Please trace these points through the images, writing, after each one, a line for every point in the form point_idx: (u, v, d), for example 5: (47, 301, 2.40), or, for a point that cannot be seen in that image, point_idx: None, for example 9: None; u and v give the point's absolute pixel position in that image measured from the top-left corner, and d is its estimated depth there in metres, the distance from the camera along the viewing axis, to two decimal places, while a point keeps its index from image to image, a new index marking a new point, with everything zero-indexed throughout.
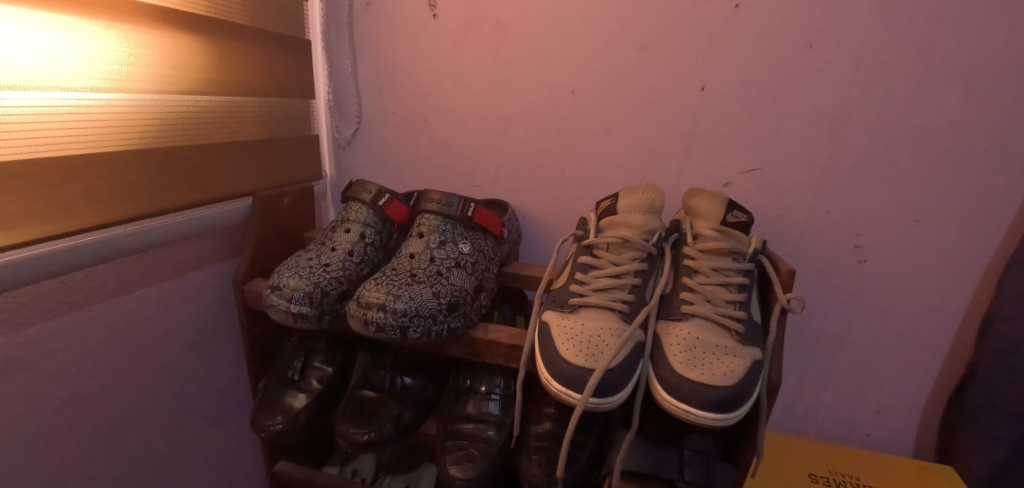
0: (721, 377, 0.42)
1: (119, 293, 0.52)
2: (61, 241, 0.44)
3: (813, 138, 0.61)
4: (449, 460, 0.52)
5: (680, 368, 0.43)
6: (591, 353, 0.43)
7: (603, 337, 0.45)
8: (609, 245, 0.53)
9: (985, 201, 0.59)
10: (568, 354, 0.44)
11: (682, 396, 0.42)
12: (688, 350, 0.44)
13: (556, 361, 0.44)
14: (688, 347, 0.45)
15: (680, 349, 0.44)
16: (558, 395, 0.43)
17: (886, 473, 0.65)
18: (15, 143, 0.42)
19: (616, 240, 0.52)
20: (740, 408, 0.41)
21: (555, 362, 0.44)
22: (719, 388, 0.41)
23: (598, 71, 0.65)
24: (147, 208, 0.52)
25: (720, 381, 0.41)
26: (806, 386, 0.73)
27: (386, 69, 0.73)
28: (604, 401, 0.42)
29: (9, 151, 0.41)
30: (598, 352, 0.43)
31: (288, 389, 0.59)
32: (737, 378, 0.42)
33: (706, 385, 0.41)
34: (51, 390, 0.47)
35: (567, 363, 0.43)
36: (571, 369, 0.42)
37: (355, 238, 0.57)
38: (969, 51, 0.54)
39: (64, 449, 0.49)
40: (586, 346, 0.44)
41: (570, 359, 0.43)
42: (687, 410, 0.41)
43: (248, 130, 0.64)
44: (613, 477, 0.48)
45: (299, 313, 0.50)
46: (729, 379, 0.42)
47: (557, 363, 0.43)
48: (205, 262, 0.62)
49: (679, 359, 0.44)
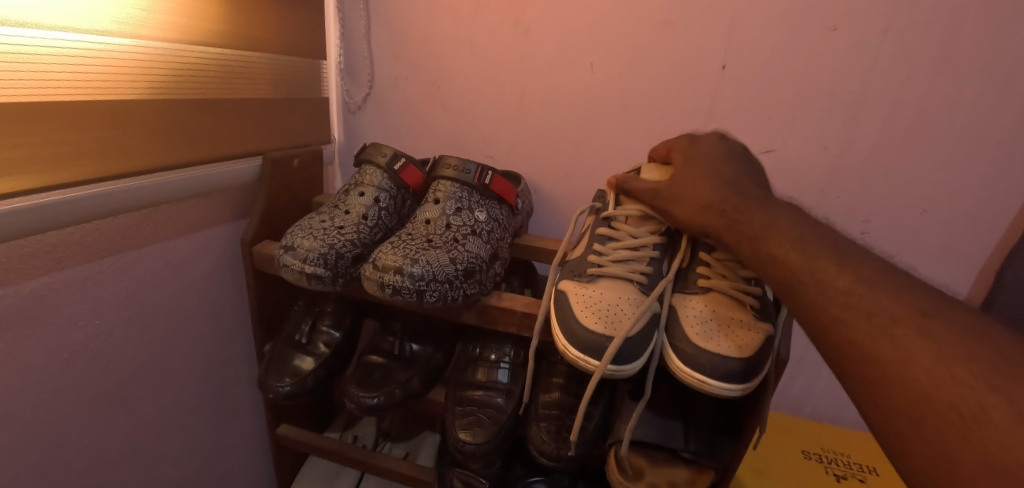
0: (734, 347, 0.42)
1: (126, 249, 0.51)
2: (71, 190, 0.43)
3: (829, 123, 0.61)
4: (459, 426, 0.53)
5: (696, 338, 0.43)
6: (610, 321, 0.44)
7: (621, 307, 0.45)
8: (627, 217, 0.52)
9: (992, 194, 0.60)
10: (587, 321, 0.44)
11: (697, 366, 0.42)
12: (704, 322, 0.45)
13: (574, 327, 0.44)
14: (704, 319, 0.45)
15: (696, 321, 0.45)
16: (575, 361, 0.43)
17: (874, 452, 0.68)
18: (51, 88, 0.41)
19: (635, 212, 0.52)
20: (753, 379, 0.42)
21: (573, 328, 0.44)
22: (734, 359, 0.42)
23: (619, 44, 0.64)
24: (156, 162, 0.51)
25: (737, 352, 0.42)
26: (803, 368, 0.75)
27: (401, 34, 0.71)
28: (621, 368, 0.42)
29: (44, 95, 0.41)
30: (616, 320, 0.44)
31: (295, 353, 0.59)
32: (751, 347, 0.43)
33: (723, 356, 0.42)
34: (59, 344, 0.47)
35: (586, 328, 0.43)
36: (589, 334, 0.43)
37: (369, 202, 0.56)
38: (991, 42, 0.54)
39: (71, 404, 0.49)
40: (606, 314, 0.44)
41: (589, 326, 0.43)
42: (705, 381, 0.41)
43: (260, 87, 0.63)
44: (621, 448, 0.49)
45: (314, 274, 0.49)
46: (741, 346, 0.43)
47: (575, 329, 0.44)
48: (213, 221, 0.61)
49: (695, 330, 0.44)
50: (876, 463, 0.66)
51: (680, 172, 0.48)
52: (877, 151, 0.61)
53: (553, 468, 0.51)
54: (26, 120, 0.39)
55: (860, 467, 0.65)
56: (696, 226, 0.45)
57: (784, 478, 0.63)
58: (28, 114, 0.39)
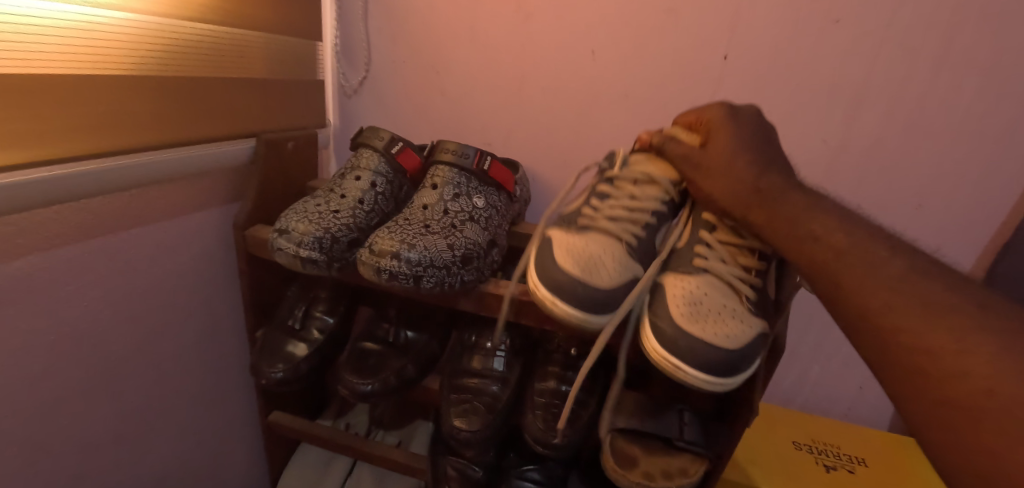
0: (716, 337, 0.41)
1: (113, 230, 0.50)
2: (57, 167, 0.42)
3: (828, 116, 0.61)
4: (454, 413, 0.53)
5: (680, 320, 0.42)
6: (588, 269, 0.43)
7: (604, 259, 0.45)
8: (631, 182, 0.51)
9: (988, 189, 0.60)
10: (564, 265, 0.44)
11: (677, 351, 0.41)
12: (692, 305, 0.43)
13: (552, 271, 0.44)
14: (692, 300, 0.44)
15: (683, 302, 0.44)
16: (545, 305, 0.44)
17: (863, 444, 0.69)
18: (44, 60, 0.40)
19: (642, 176, 0.51)
20: (732, 373, 0.41)
21: (551, 272, 0.44)
22: (716, 350, 0.41)
23: (621, 31, 0.63)
24: (144, 140, 0.49)
25: (721, 343, 0.41)
26: (795, 360, 0.76)
27: (399, 16, 0.70)
28: (590, 316, 0.43)
29: (38, 68, 0.40)
30: (595, 270, 0.43)
31: (288, 338, 0.58)
32: (734, 341, 0.42)
33: (705, 344, 0.41)
34: (46, 326, 0.46)
35: (566, 272, 0.43)
36: (565, 276, 0.43)
37: (365, 186, 0.55)
38: (992, 37, 0.54)
39: (58, 387, 0.48)
40: (586, 263, 0.44)
41: (566, 270, 0.43)
42: (676, 364, 0.41)
43: (254, 67, 0.61)
44: (639, 459, 0.48)
45: (309, 258, 0.48)
46: (724, 338, 0.41)
47: (553, 273, 0.43)
48: (204, 204, 0.59)
49: (681, 312, 0.43)
50: (865, 455, 0.67)
51: (715, 142, 0.46)
52: (876, 144, 0.61)
53: (548, 456, 0.51)
54: (18, 92, 0.38)
55: (849, 458, 0.66)
56: (724, 204, 0.44)
57: (776, 467, 0.63)
58: (21, 86, 0.38)
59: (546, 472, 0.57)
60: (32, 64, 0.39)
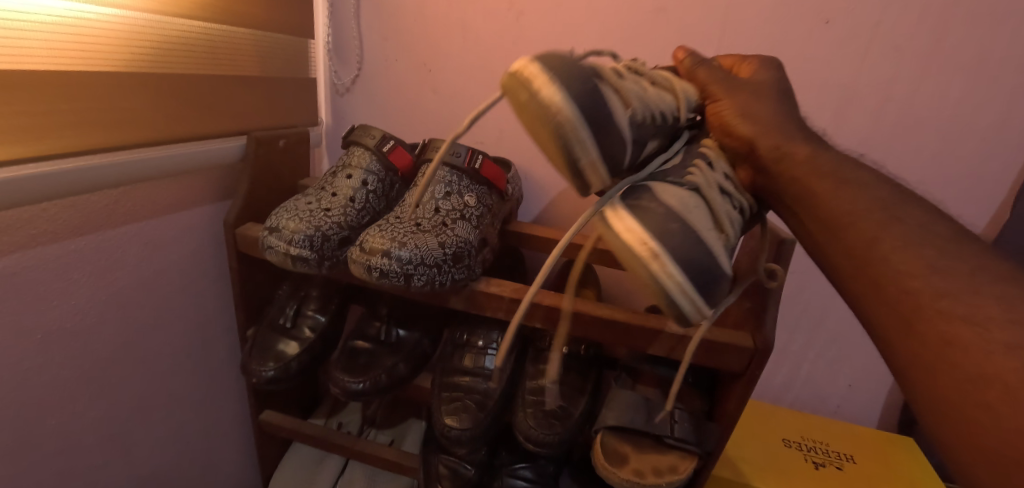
0: (699, 245, 0.33)
1: (101, 228, 0.49)
2: (46, 165, 0.42)
3: (817, 116, 0.61)
4: (445, 411, 0.53)
5: (665, 211, 0.34)
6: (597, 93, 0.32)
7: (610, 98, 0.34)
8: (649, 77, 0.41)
9: (975, 189, 0.61)
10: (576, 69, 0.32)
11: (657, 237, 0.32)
12: (678, 204, 0.35)
13: (559, 64, 0.32)
14: (678, 201, 0.35)
15: (670, 197, 0.35)
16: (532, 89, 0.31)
17: (852, 441, 0.69)
18: (32, 56, 0.40)
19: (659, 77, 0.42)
20: (698, 289, 0.33)
21: (558, 65, 0.32)
22: (692, 254, 0.32)
23: (614, 31, 0.63)
24: (134, 137, 0.49)
25: (700, 253, 0.33)
26: (785, 358, 0.76)
27: (392, 14, 0.70)
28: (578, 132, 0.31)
29: (26, 64, 0.39)
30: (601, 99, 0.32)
31: (279, 337, 0.58)
32: (717, 262, 0.34)
33: (683, 243, 0.32)
34: (34, 325, 0.45)
35: (579, 83, 0.31)
36: (576, 87, 0.31)
37: (356, 184, 0.55)
38: (978, 39, 0.55)
39: (46, 386, 0.48)
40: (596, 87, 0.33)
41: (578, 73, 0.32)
42: (650, 249, 0.32)
43: (245, 65, 0.61)
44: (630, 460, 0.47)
45: (299, 256, 0.48)
46: (707, 244, 0.34)
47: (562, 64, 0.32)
48: (195, 203, 0.59)
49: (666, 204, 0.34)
50: (854, 452, 0.67)
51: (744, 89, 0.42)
52: (865, 144, 0.61)
53: (539, 454, 0.51)
54: (8, 89, 0.38)
55: (838, 454, 0.66)
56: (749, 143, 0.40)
57: (767, 464, 0.63)
58: (11, 82, 0.38)
59: (537, 470, 0.57)
60: (20, 61, 0.39)
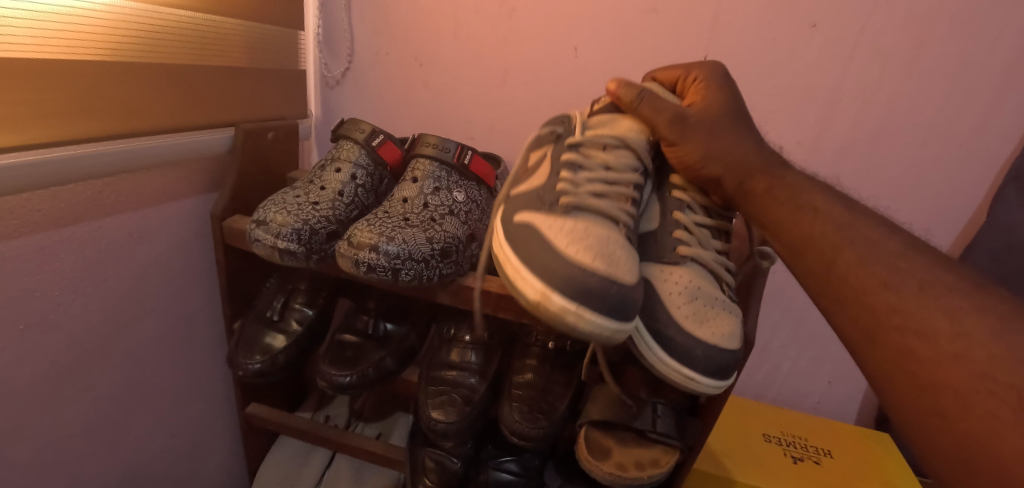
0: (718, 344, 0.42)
1: (86, 218, 0.49)
2: (31, 152, 0.41)
3: (803, 118, 0.62)
4: (432, 405, 0.53)
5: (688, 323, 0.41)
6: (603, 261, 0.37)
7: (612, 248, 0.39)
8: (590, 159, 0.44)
9: (952, 192, 0.63)
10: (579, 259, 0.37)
11: (692, 360, 0.40)
12: (690, 303, 0.42)
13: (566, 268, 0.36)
14: (689, 297, 0.43)
15: (683, 301, 0.42)
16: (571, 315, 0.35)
17: (830, 436, 0.71)
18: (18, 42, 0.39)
19: (610, 141, 0.45)
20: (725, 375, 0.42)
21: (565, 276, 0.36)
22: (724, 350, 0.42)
23: (604, 29, 0.64)
24: (120, 127, 0.49)
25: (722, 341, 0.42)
26: (767, 355, 0.78)
27: (384, 7, 0.69)
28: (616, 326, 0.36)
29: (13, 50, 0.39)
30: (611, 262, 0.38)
31: (266, 329, 0.58)
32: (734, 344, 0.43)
33: (713, 344, 0.41)
34: (15, 315, 0.45)
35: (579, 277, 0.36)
36: (611, 301, 0.35)
37: (345, 178, 0.55)
38: (959, 46, 0.57)
39: (28, 377, 0.47)
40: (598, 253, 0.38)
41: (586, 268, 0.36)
42: (678, 368, 0.41)
43: (234, 55, 0.60)
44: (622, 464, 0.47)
45: (287, 249, 0.48)
46: (722, 337, 0.42)
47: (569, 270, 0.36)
48: (181, 194, 0.59)
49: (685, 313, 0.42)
50: (832, 447, 0.69)
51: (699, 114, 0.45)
52: (848, 146, 0.63)
53: (524, 447, 0.52)
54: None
55: (816, 449, 0.68)
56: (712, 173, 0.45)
57: (747, 458, 0.65)
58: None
59: (523, 464, 0.58)
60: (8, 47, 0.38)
